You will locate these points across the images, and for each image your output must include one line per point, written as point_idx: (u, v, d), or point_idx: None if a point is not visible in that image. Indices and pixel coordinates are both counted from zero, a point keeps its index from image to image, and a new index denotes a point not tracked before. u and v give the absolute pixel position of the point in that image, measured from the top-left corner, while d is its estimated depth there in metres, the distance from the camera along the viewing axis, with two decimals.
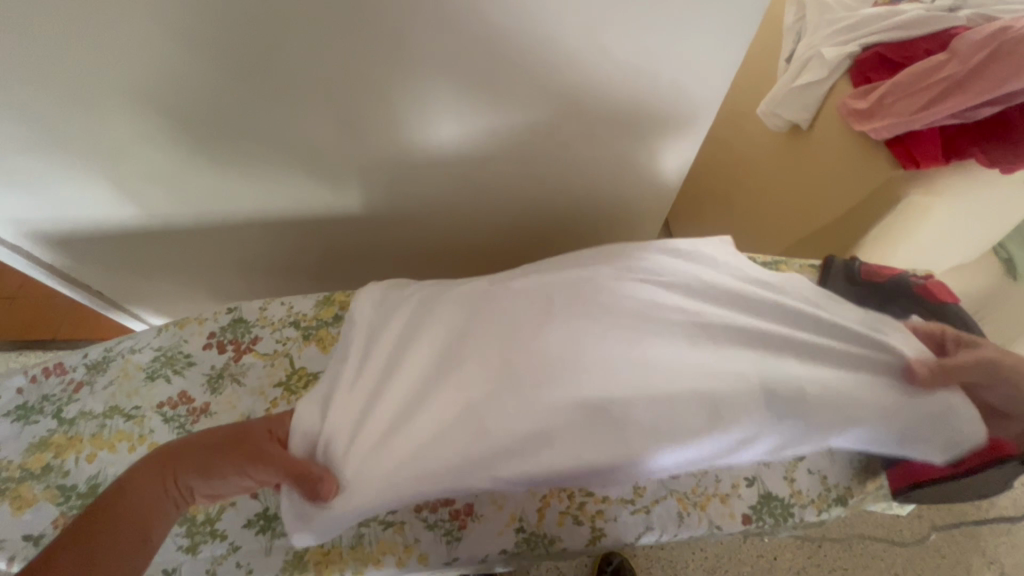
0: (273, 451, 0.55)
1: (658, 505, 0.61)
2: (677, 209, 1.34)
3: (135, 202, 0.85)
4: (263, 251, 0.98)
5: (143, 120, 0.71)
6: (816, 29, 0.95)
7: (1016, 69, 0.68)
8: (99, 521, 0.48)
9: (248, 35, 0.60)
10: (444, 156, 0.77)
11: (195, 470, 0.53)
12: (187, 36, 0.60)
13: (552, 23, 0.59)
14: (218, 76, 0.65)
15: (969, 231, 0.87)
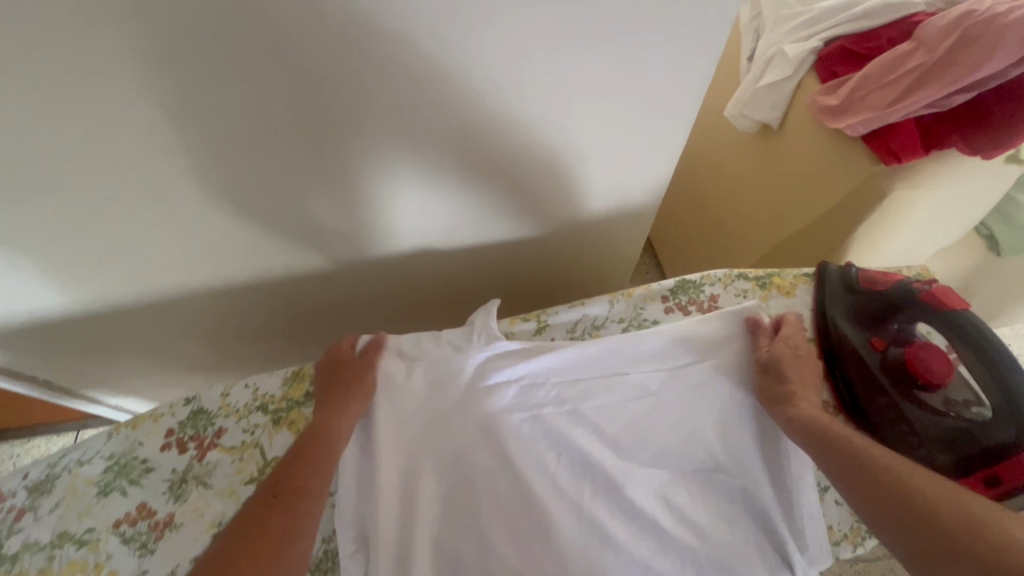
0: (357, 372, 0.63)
1: (682, 555, 0.56)
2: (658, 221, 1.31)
3: (67, 289, 0.76)
4: (219, 322, 0.90)
5: (56, 208, 0.62)
6: (774, 26, 0.93)
7: (986, 53, 0.66)
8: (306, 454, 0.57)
9: (167, 107, 0.53)
10: (413, 211, 0.72)
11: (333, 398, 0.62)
12: (94, 112, 0.52)
13: (503, 68, 0.54)
14: (137, 150, 0.57)
15: (951, 222, 0.85)
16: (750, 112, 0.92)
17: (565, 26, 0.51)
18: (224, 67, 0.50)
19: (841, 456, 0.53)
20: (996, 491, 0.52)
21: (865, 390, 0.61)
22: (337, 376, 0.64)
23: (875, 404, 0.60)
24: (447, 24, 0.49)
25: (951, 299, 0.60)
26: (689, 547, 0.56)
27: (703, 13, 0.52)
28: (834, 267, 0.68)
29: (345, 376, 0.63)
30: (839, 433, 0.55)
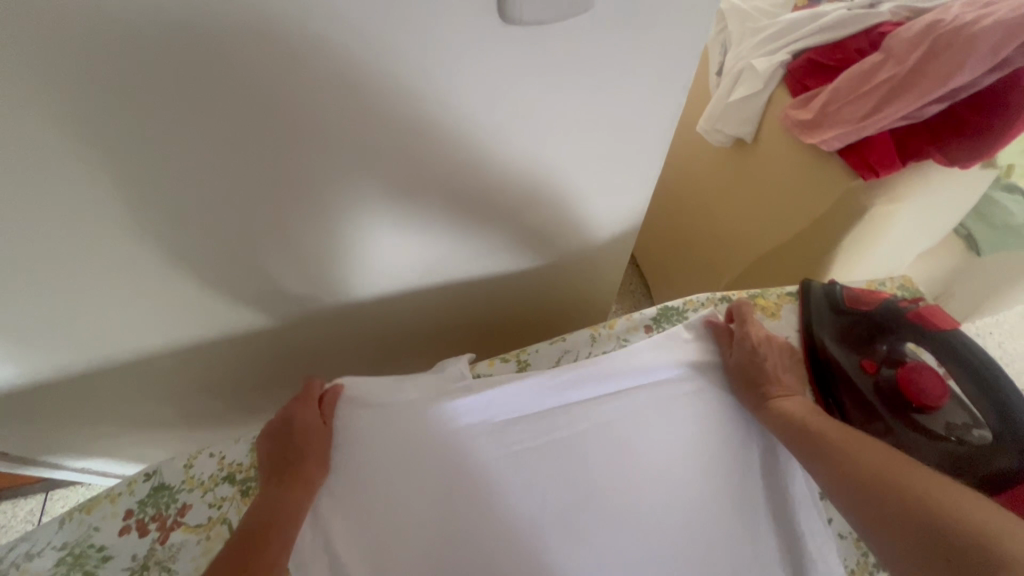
0: (314, 424, 0.60)
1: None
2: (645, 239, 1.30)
3: (11, 363, 0.70)
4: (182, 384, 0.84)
5: None
6: (741, 39, 0.92)
7: (956, 64, 0.64)
8: (269, 527, 0.53)
9: (100, 172, 0.48)
10: (382, 257, 0.68)
11: (290, 454, 0.58)
12: (15, 181, 0.47)
13: (465, 114, 0.51)
14: (69, 216, 0.52)
15: (930, 230, 0.84)
16: (723, 126, 0.91)
17: (528, 70, 0.48)
18: (158, 127, 0.46)
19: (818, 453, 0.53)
20: None
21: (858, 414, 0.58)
22: (291, 434, 0.60)
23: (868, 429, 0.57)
24: (400, 74, 0.46)
25: (942, 319, 0.58)
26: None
27: (673, 47, 0.49)
28: (818, 285, 0.66)
29: (305, 442, 0.59)
30: (816, 440, 0.54)
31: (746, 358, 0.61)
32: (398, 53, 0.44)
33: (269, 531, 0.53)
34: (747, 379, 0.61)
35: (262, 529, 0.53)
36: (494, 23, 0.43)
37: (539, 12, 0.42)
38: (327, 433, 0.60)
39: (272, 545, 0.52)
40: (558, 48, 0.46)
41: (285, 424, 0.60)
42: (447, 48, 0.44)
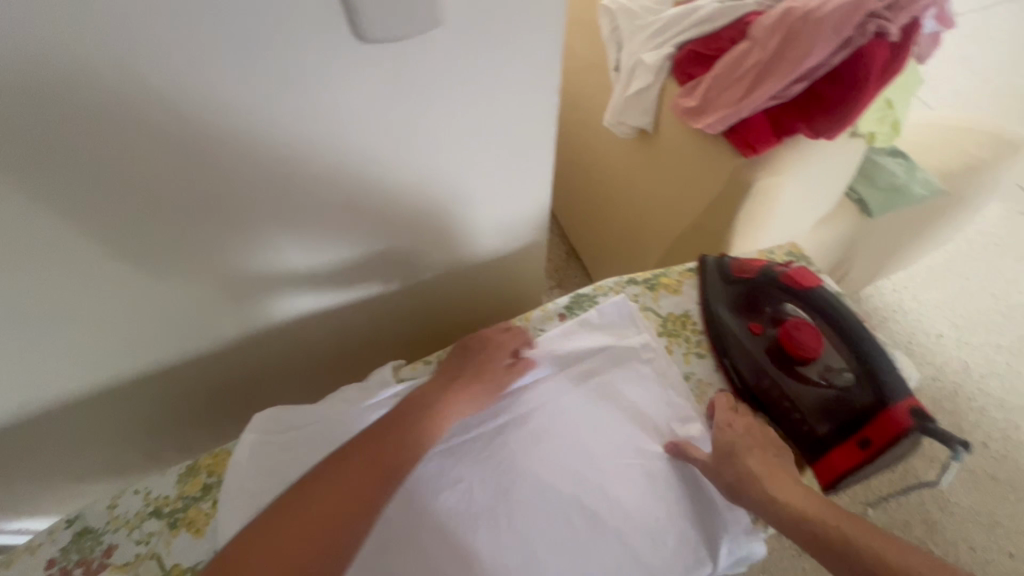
0: (487, 362, 0.65)
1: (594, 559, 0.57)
2: (582, 230, 1.35)
3: None
4: (108, 439, 0.80)
5: None
6: (631, 36, 0.96)
7: (809, 46, 0.71)
8: (385, 452, 0.57)
9: None
10: (296, 278, 0.69)
11: (461, 390, 0.63)
12: None
13: (347, 133, 0.53)
14: None
15: (816, 197, 0.92)
16: (625, 119, 0.96)
17: (396, 84, 0.50)
18: (22, 177, 0.45)
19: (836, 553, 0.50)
20: (871, 451, 0.54)
21: (749, 373, 0.63)
22: (469, 359, 0.65)
23: (761, 386, 0.62)
24: (269, 100, 0.47)
25: (807, 279, 0.65)
26: (599, 551, 0.57)
27: (538, 54, 0.52)
28: (712, 258, 0.71)
29: (483, 370, 0.64)
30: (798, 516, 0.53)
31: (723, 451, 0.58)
32: (261, 80, 0.45)
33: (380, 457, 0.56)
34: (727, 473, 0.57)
35: (379, 454, 0.56)
36: (351, 43, 0.45)
37: (390, 31, 0.44)
38: (501, 374, 0.65)
39: (380, 473, 0.56)
40: (420, 63, 0.48)
41: (466, 349, 0.66)
42: (311, 71, 0.46)
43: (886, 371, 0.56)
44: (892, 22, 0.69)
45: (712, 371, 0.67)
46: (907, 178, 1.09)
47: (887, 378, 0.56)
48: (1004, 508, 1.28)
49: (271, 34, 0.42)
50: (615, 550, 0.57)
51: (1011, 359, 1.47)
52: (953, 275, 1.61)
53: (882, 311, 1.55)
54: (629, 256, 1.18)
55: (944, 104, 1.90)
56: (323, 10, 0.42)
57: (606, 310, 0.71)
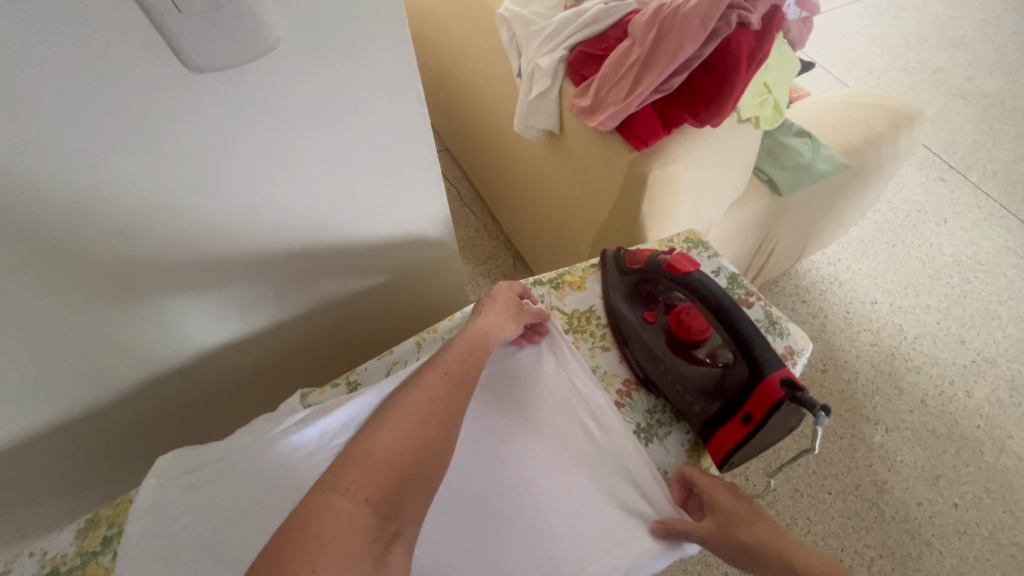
0: (521, 314, 0.66)
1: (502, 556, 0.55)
2: (518, 231, 1.36)
3: None
4: (12, 509, 0.76)
5: None
6: (528, 43, 0.96)
7: (680, 39, 0.74)
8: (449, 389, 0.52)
9: None
10: (192, 311, 0.67)
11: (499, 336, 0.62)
12: None
13: (206, 162, 0.52)
14: None
15: (718, 183, 0.94)
16: (532, 123, 0.98)
17: (248, 108, 0.49)
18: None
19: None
20: (754, 425, 0.56)
21: (647, 362, 0.65)
22: (509, 307, 0.65)
23: (657, 373, 0.64)
24: (110, 141, 0.46)
25: (686, 264, 0.67)
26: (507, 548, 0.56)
27: (390, 63, 0.53)
28: (610, 252, 0.74)
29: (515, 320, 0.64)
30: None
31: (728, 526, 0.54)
32: (96, 122, 0.44)
33: (445, 395, 0.52)
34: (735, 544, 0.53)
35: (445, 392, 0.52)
36: (182, 73, 0.44)
37: (222, 58, 0.44)
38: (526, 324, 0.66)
39: (450, 411, 0.51)
40: (268, 87, 0.49)
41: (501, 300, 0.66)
42: (148, 105, 0.45)
43: (757, 344, 0.59)
44: (751, 11, 0.74)
45: (617, 361, 0.69)
46: (812, 157, 1.14)
47: (762, 352, 0.58)
48: (947, 461, 1.33)
49: (93, 76, 0.41)
50: (524, 546, 0.56)
51: (940, 316, 1.54)
52: (881, 241, 1.67)
53: (817, 284, 1.60)
54: (561, 253, 1.20)
55: (859, 81, 1.99)
56: (144, 47, 0.41)
57: None
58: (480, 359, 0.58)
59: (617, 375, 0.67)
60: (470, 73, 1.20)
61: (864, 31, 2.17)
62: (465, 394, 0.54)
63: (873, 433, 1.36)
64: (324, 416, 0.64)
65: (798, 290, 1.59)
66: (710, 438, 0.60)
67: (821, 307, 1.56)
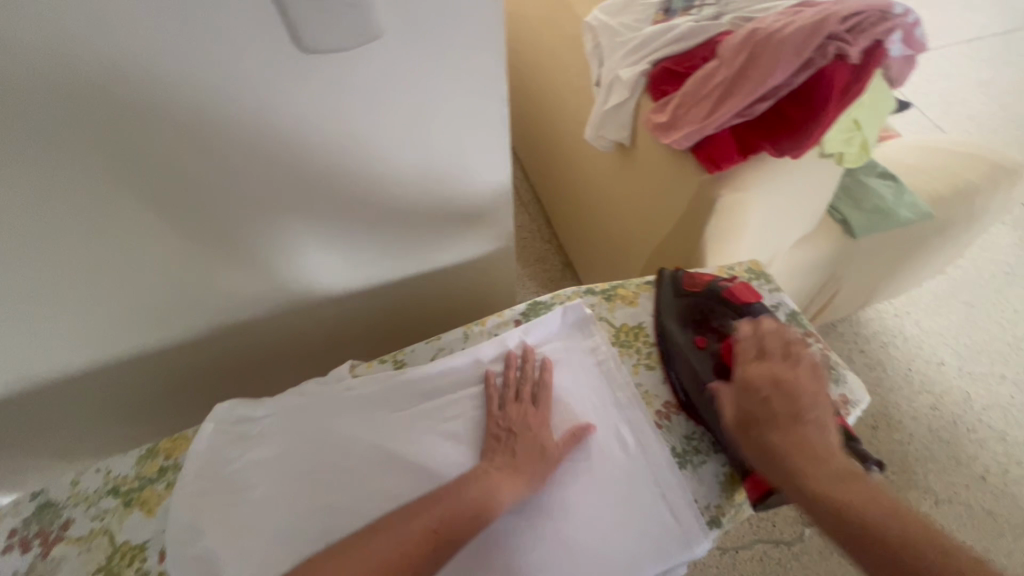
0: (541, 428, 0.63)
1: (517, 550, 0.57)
2: (574, 239, 1.37)
3: None
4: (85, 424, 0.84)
5: None
6: (611, 53, 0.97)
7: (771, 65, 0.73)
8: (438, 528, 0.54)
9: None
10: (263, 274, 0.72)
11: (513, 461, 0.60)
12: None
13: (300, 135, 0.56)
14: None
15: (787, 218, 0.92)
16: (605, 133, 0.99)
17: (344, 91, 0.52)
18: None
19: (865, 557, 0.48)
20: None
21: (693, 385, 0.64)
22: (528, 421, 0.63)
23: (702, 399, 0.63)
24: (221, 105, 0.50)
25: (747, 295, 0.70)
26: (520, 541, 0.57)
27: (481, 62, 0.55)
28: (668, 271, 0.73)
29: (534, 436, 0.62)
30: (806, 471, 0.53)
31: (750, 398, 0.58)
32: (211, 88, 0.48)
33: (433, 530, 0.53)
34: (752, 422, 0.57)
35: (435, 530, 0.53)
36: (294, 51, 0.47)
37: (329, 42, 0.47)
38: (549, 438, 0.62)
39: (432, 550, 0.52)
40: (366, 74, 0.52)
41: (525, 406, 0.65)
42: (260, 80, 0.49)
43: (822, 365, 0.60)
44: (852, 44, 0.71)
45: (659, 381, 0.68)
46: (894, 203, 1.08)
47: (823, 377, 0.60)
48: (1000, 546, 1.23)
49: (217, 46, 0.45)
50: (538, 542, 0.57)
51: (1015, 390, 1.42)
52: (959, 301, 1.56)
53: (881, 336, 1.51)
54: (614, 266, 1.19)
55: (957, 127, 1.86)
56: (266, 26, 0.45)
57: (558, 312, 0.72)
58: (484, 508, 0.56)
59: (657, 395, 0.67)
60: (548, 76, 1.21)
61: (972, 75, 2.02)
62: (450, 551, 0.53)
63: (921, 502, 1.27)
64: (369, 387, 0.69)
65: (858, 338, 1.51)
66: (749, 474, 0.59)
67: (881, 360, 1.47)
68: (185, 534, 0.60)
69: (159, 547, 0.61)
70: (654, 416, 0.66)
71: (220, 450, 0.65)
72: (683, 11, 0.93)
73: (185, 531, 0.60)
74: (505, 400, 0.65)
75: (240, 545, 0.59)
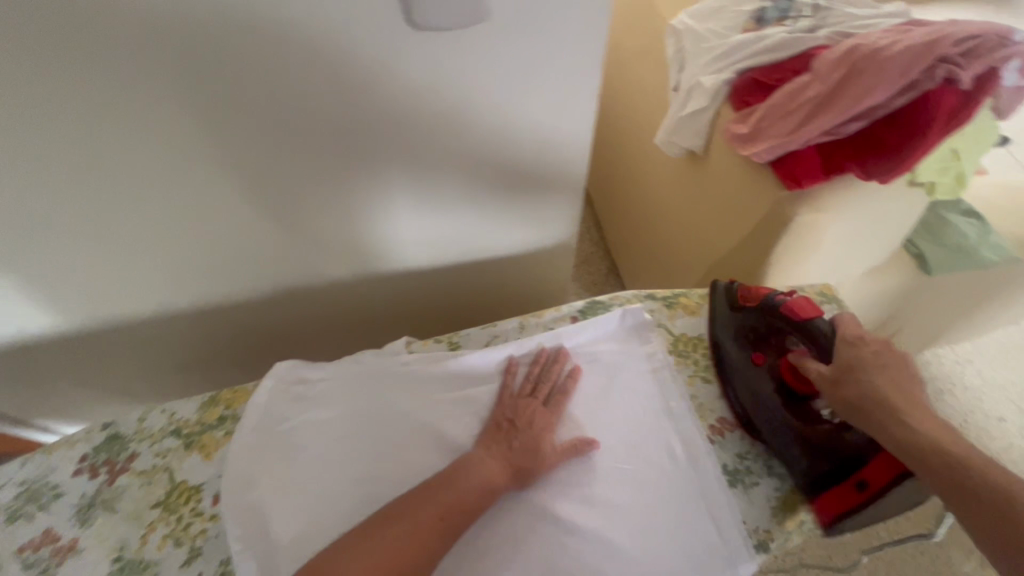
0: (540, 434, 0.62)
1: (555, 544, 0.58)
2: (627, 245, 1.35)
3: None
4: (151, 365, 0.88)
5: None
6: (694, 59, 0.95)
7: (871, 84, 0.70)
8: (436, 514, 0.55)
9: (67, 155, 0.55)
10: (333, 243, 0.74)
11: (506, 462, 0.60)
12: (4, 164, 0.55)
13: (393, 107, 0.57)
14: (44, 195, 0.59)
15: (870, 240, 0.87)
16: (677, 140, 0.95)
17: (443, 67, 0.54)
18: (103, 111, 0.52)
19: (950, 487, 0.46)
20: (869, 493, 0.54)
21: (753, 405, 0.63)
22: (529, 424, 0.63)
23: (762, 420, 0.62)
24: (327, 67, 0.53)
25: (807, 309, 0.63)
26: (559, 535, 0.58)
27: (579, 51, 0.55)
28: (721, 282, 0.70)
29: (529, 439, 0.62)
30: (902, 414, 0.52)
31: (850, 348, 0.58)
32: (321, 48, 0.51)
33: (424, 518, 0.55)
34: (851, 367, 0.56)
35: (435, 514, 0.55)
36: (403, 23, 0.49)
37: (438, 19, 0.49)
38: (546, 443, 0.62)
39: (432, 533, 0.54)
40: (465, 53, 0.53)
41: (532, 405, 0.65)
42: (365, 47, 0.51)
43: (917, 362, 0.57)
44: (963, 69, 0.68)
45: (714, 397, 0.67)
46: (978, 242, 1.01)
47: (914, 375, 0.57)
48: None
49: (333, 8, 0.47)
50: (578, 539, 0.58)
51: None
52: None
53: (940, 383, 1.43)
54: (664, 277, 1.17)
55: None
56: None
57: (618, 313, 0.72)
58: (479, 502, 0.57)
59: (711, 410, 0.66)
60: (622, 76, 1.20)
61: None
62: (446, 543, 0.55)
63: None
64: (424, 364, 0.70)
65: None
66: (818, 496, 0.58)
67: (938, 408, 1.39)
68: (239, 479, 0.62)
69: (214, 490, 0.64)
70: (707, 430, 0.65)
71: (277, 406, 0.68)
72: (775, 22, 0.90)
73: (239, 477, 0.63)
74: (517, 394, 0.66)
75: (291, 497, 0.61)
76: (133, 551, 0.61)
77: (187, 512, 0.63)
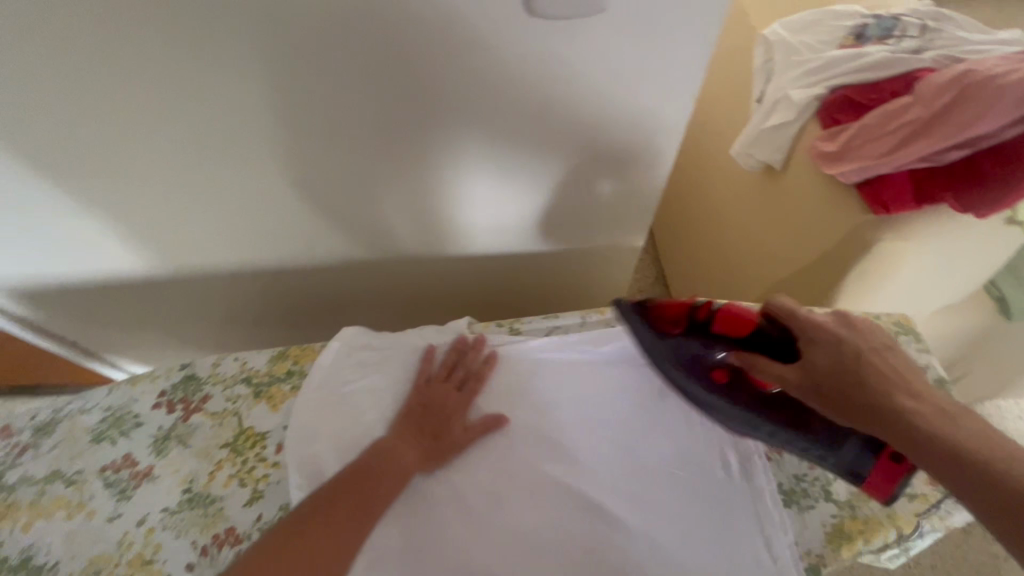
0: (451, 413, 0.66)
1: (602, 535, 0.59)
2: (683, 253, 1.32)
3: (90, 271, 0.81)
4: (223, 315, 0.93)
5: (84, 193, 0.68)
6: (784, 71, 0.93)
7: (980, 114, 0.67)
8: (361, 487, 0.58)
9: (188, 111, 0.59)
10: (409, 218, 0.76)
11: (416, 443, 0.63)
12: (132, 114, 0.59)
13: (494, 91, 0.59)
14: (159, 146, 0.63)
15: (962, 274, 0.84)
16: (754, 152, 0.93)
17: (550, 56, 0.55)
18: (226, 73, 0.55)
19: (957, 475, 0.44)
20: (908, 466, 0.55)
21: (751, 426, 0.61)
22: (441, 407, 0.66)
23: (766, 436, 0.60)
24: (438, 49, 0.55)
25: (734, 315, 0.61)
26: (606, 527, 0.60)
27: (685, 50, 0.55)
28: (625, 304, 0.67)
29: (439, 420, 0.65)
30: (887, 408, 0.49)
31: (813, 347, 0.55)
32: (437, 29, 0.53)
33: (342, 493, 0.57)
34: (828, 373, 0.53)
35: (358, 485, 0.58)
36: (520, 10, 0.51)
37: (556, 8, 0.51)
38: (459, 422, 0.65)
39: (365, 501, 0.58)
40: (573, 44, 0.54)
41: (443, 389, 0.67)
42: (479, 31, 0.53)
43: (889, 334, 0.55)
44: None
45: None
46: None
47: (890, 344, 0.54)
48: None
49: None
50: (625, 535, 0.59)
51: None
52: None
53: None
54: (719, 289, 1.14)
55: None
56: None
57: None
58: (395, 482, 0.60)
59: None
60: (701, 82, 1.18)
61: None
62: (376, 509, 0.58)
63: None
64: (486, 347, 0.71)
65: None
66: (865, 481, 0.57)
67: None
68: (304, 431, 0.66)
69: (277, 439, 0.67)
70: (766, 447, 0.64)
71: (341, 368, 0.70)
72: (877, 40, 0.87)
73: (303, 430, 0.66)
74: (433, 378, 0.68)
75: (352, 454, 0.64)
76: (202, 485, 0.65)
77: (252, 456, 0.66)
